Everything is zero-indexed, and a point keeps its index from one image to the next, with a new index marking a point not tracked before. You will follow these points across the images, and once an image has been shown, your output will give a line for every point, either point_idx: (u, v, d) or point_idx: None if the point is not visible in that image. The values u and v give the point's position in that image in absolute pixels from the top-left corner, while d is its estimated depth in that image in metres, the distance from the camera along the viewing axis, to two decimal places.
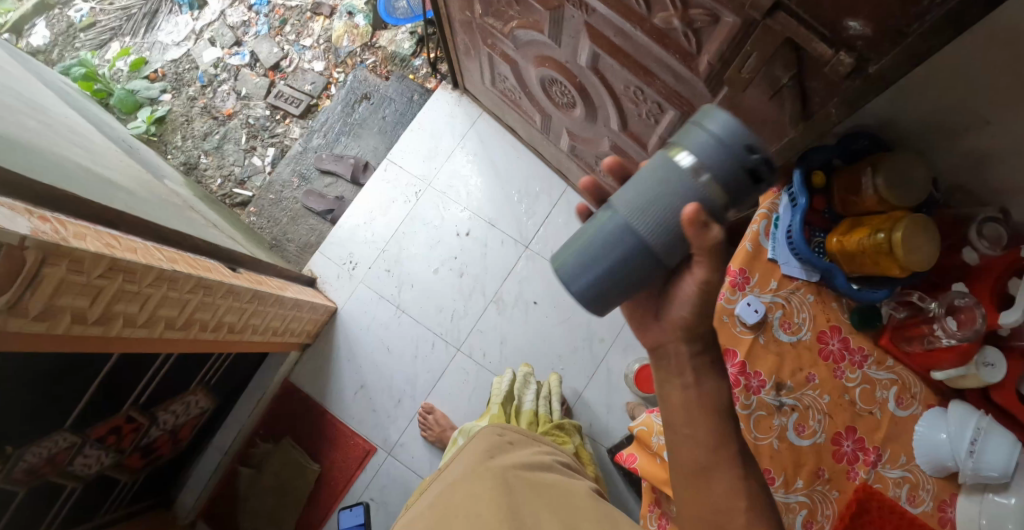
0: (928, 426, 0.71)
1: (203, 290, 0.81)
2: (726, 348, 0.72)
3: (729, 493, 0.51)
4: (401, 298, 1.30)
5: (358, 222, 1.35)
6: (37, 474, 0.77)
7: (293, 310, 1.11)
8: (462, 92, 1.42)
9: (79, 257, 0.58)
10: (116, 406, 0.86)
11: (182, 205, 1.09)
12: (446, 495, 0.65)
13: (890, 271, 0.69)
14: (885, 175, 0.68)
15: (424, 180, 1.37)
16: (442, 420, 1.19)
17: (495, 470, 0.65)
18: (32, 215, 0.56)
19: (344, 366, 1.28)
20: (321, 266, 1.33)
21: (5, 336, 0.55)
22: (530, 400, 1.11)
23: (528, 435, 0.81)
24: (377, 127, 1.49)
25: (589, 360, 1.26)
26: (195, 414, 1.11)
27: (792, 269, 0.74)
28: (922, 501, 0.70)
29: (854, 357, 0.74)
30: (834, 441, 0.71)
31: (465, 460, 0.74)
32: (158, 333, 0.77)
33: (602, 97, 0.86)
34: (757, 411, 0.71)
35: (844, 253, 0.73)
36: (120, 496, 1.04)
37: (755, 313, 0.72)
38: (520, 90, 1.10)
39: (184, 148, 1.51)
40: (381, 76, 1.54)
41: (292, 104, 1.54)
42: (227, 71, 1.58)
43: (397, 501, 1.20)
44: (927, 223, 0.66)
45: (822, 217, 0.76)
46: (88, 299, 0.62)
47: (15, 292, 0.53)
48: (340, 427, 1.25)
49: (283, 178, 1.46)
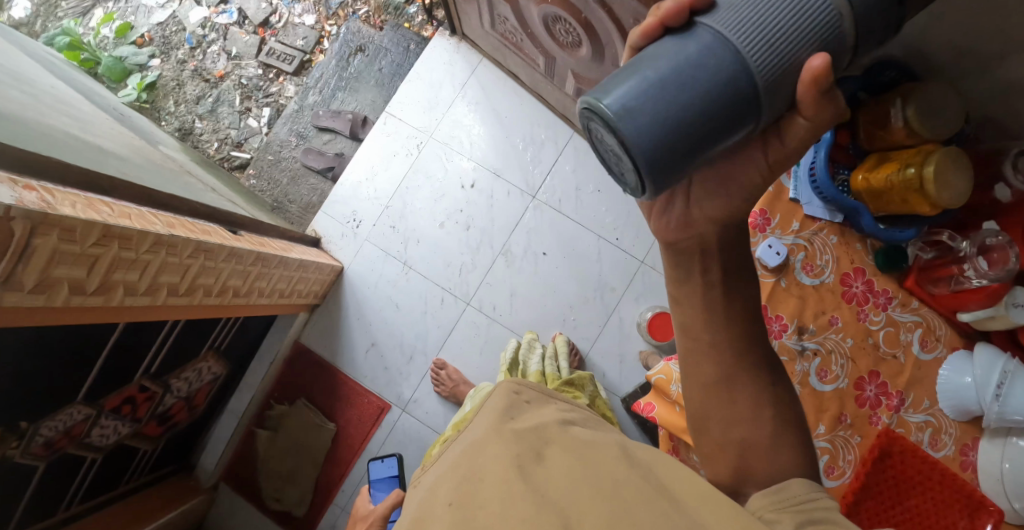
0: (952, 370, 0.69)
1: (204, 254, 0.78)
2: (747, 293, 0.69)
3: (751, 423, 0.51)
4: (408, 254, 1.28)
5: (359, 179, 1.31)
6: (53, 447, 0.78)
7: (299, 271, 1.10)
8: (461, 38, 1.36)
9: (70, 226, 0.54)
10: (127, 377, 0.84)
11: (178, 170, 1.06)
12: (451, 467, 0.58)
13: (920, 208, 0.65)
14: (916, 104, 0.63)
15: (425, 131, 1.32)
16: (454, 376, 1.19)
17: (523, 434, 0.58)
18: (17, 183, 0.51)
19: (353, 325, 1.27)
20: (324, 225, 1.30)
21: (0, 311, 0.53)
22: (535, 362, 1.08)
23: (545, 393, 0.71)
24: (375, 79, 1.44)
25: (601, 310, 1.25)
26: (208, 380, 1.11)
27: (815, 210, 0.71)
28: (943, 445, 0.69)
29: (878, 300, 0.71)
30: (857, 386, 0.69)
31: (468, 430, 0.67)
32: (161, 300, 0.75)
33: (609, 33, 0.81)
34: (780, 355, 0.68)
35: (870, 190, 0.69)
36: (141, 463, 1.06)
37: (777, 255, 0.69)
38: (522, 31, 1.04)
39: (178, 114, 1.46)
40: (375, 27, 1.48)
41: (285, 61, 1.48)
42: (216, 31, 1.52)
43: (414, 455, 1.22)
44: (958, 157, 0.62)
45: (846, 154, 0.73)
46: (85, 269, 0.59)
47: (6, 266, 0.50)
48: (352, 385, 1.25)
49: (281, 138, 1.42)
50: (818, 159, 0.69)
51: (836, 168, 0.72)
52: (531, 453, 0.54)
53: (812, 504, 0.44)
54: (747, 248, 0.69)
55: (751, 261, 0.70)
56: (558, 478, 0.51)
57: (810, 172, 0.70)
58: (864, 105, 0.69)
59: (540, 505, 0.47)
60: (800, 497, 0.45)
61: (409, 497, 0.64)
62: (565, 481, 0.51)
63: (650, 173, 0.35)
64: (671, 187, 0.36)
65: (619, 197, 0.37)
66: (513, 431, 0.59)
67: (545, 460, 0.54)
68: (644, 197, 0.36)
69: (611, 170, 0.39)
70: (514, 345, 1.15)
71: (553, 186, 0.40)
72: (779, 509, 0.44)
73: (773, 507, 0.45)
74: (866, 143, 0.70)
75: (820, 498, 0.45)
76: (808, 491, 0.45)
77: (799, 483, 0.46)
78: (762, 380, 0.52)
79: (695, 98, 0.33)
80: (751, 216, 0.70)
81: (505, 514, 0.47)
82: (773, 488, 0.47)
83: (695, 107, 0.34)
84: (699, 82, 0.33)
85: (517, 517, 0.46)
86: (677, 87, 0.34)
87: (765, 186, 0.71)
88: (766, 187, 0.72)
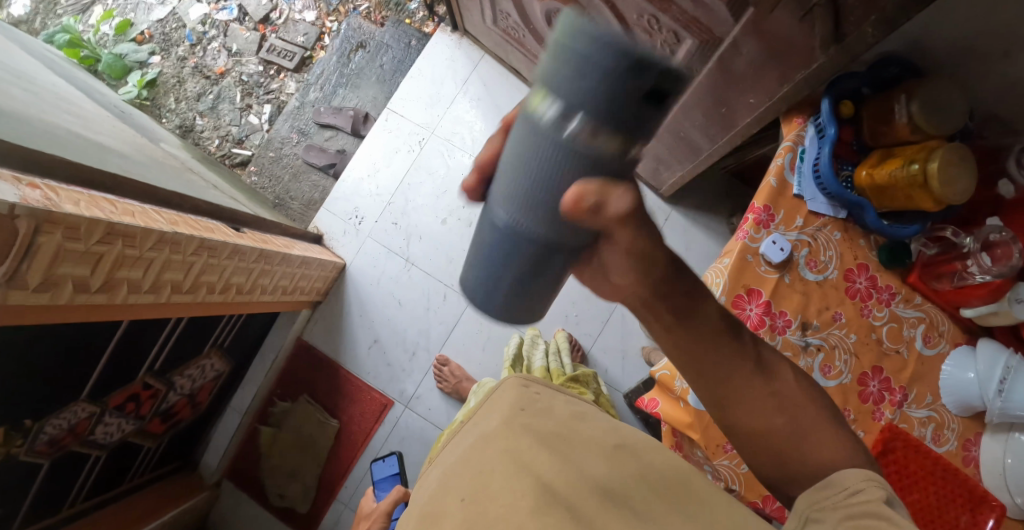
0: (955, 365, 0.69)
1: (208, 251, 0.78)
2: (751, 288, 0.68)
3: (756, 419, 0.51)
4: (410, 251, 1.28)
5: (361, 175, 1.31)
6: (58, 445, 0.78)
7: (302, 268, 1.10)
8: (462, 34, 1.35)
9: (74, 223, 0.54)
10: (131, 374, 0.84)
11: (180, 167, 1.06)
12: (456, 463, 0.58)
13: (924, 204, 0.65)
14: (920, 100, 0.63)
15: (427, 127, 1.32)
16: (457, 372, 1.20)
17: (528, 428, 0.58)
18: (21, 182, 0.51)
19: (356, 322, 1.27)
20: (326, 222, 1.30)
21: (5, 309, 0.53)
22: (540, 358, 1.08)
23: (553, 386, 0.71)
24: (376, 76, 1.44)
25: (604, 306, 1.26)
26: (211, 377, 1.11)
27: (819, 206, 0.70)
28: (946, 440, 0.69)
29: (881, 296, 0.71)
30: (860, 381, 0.69)
31: (473, 427, 0.67)
32: (165, 298, 0.75)
33: None
34: (783, 351, 0.68)
35: (874, 186, 0.68)
36: (145, 460, 1.07)
37: (781, 251, 0.68)
38: (524, 27, 1.04)
39: (179, 111, 1.46)
40: (376, 23, 1.47)
41: (286, 57, 1.48)
42: (216, 27, 1.52)
43: (417, 451, 1.22)
44: (962, 154, 0.62)
45: (850, 150, 0.71)
46: (89, 267, 0.59)
47: (11, 264, 0.50)
48: (355, 382, 1.25)
49: (282, 135, 1.42)
50: (822, 155, 0.68)
51: (839, 164, 0.71)
52: (537, 448, 0.54)
53: (855, 500, 0.44)
54: (751, 244, 0.69)
55: (755, 257, 0.69)
56: (563, 473, 0.51)
57: (814, 167, 0.70)
58: (867, 101, 0.69)
59: (546, 500, 0.48)
60: (844, 495, 0.44)
61: (415, 494, 0.64)
62: (570, 475, 0.51)
63: (585, 170, 0.33)
64: (613, 181, 0.33)
65: (561, 194, 0.34)
66: (521, 425, 0.59)
67: (550, 455, 0.54)
68: (580, 195, 0.34)
69: (501, 203, 0.38)
70: (518, 341, 1.14)
71: (498, 188, 0.38)
72: (828, 508, 0.44)
73: (819, 504, 0.45)
74: (870, 138, 0.70)
75: (865, 491, 0.44)
76: (855, 484, 0.45)
77: (846, 476, 0.46)
78: (767, 375, 0.52)
79: (619, 130, 0.31)
80: (755, 211, 0.69)
81: (511, 509, 0.47)
82: (818, 485, 0.46)
83: (626, 92, 0.30)
84: (636, 58, 0.29)
85: (523, 513, 0.46)
86: (602, 71, 0.29)
87: (768, 181, 0.71)
88: (769, 182, 0.71)
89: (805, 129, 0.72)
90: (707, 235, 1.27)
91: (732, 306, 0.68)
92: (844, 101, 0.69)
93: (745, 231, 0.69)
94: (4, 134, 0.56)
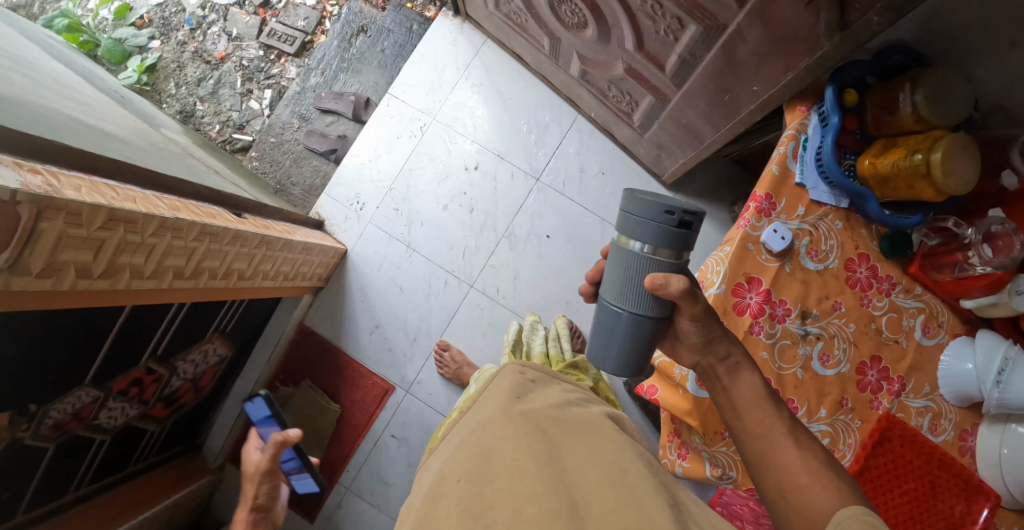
0: (953, 356, 0.69)
1: (209, 237, 0.78)
2: (750, 277, 0.68)
3: None
4: (412, 236, 1.28)
5: (363, 160, 1.31)
6: (62, 430, 0.78)
7: (303, 254, 1.10)
8: (464, 19, 1.34)
9: (76, 209, 0.54)
10: (135, 359, 0.85)
11: (181, 153, 1.05)
12: (459, 445, 0.58)
13: (926, 195, 0.65)
14: (925, 90, 0.62)
15: (428, 113, 1.31)
16: (458, 358, 1.21)
17: (530, 414, 0.58)
18: (22, 167, 0.51)
19: (358, 307, 1.27)
20: (328, 208, 1.29)
21: (8, 294, 0.53)
22: (539, 344, 1.08)
23: (549, 373, 0.71)
24: (377, 61, 1.43)
25: None
26: (213, 362, 1.12)
27: (820, 195, 0.70)
28: (943, 430, 0.69)
29: (881, 286, 0.71)
30: (858, 371, 0.69)
31: (473, 411, 0.67)
32: (168, 283, 0.75)
33: (616, 13, 0.81)
34: (782, 340, 0.68)
35: (876, 176, 0.68)
36: (148, 446, 1.08)
37: (782, 240, 0.68)
38: (527, 12, 1.04)
39: (179, 96, 1.45)
40: (377, 6, 1.46)
41: (286, 42, 1.47)
42: (215, 12, 1.50)
43: (418, 436, 1.24)
44: (965, 143, 0.62)
45: (853, 139, 0.71)
46: (91, 252, 0.60)
47: (13, 249, 0.51)
48: (356, 366, 1.26)
49: (283, 120, 1.42)
50: (825, 143, 0.68)
51: (843, 153, 0.70)
52: (535, 434, 0.54)
53: None
54: (752, 232, 0.68)
55: (756, 245, 0.69)
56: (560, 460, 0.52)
57: (817, 156, 0.69)
58: (872, 90, 0.68)
59: (550, 486, 0.48)
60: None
61: (416, 480, 0.64)
62: (574, 468, 0.52)
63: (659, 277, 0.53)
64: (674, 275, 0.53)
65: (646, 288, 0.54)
66: (521, 411, 0.59)
67: (551, 441, 0.54)
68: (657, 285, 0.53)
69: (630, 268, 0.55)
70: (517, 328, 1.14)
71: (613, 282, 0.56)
72: None
73: None
74: (873, 127, 0.69)
75: None
76: None
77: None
78: None
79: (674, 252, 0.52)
80: (756, 200, 0.69)
81: (512, 494, 0.48)
82: None
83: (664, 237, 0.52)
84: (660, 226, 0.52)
85: (525, 497, 0.47)
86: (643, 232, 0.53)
87: (771, 169, 0.70)
88: (772, 170, 0.70)
89: (809, 117, 0.71)
90: (709, 223, 1.28)
91: (732, 295, 0.68)
92: (849, 88, 0.68)
93: (746, 219, 0.68)
94: (6, 119, 0.56)
